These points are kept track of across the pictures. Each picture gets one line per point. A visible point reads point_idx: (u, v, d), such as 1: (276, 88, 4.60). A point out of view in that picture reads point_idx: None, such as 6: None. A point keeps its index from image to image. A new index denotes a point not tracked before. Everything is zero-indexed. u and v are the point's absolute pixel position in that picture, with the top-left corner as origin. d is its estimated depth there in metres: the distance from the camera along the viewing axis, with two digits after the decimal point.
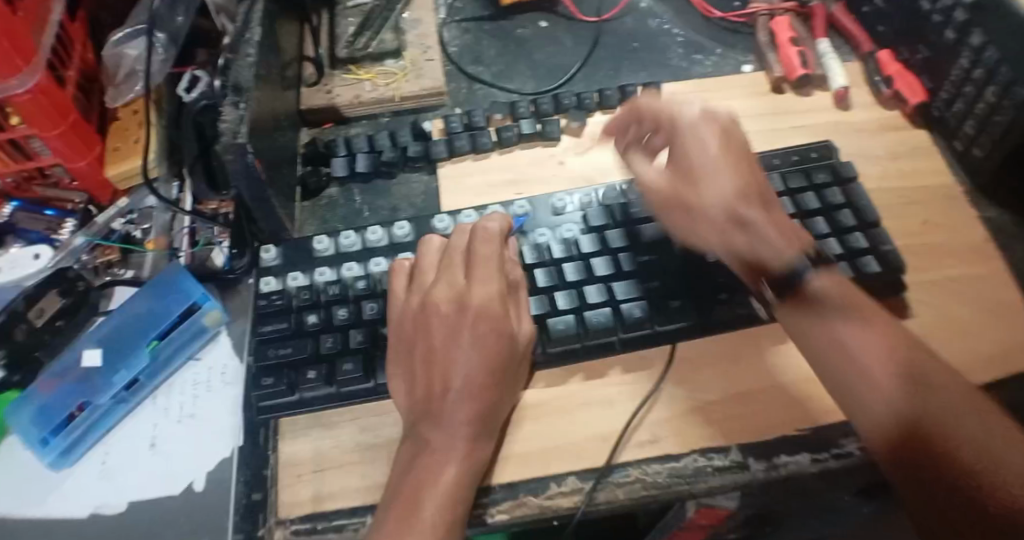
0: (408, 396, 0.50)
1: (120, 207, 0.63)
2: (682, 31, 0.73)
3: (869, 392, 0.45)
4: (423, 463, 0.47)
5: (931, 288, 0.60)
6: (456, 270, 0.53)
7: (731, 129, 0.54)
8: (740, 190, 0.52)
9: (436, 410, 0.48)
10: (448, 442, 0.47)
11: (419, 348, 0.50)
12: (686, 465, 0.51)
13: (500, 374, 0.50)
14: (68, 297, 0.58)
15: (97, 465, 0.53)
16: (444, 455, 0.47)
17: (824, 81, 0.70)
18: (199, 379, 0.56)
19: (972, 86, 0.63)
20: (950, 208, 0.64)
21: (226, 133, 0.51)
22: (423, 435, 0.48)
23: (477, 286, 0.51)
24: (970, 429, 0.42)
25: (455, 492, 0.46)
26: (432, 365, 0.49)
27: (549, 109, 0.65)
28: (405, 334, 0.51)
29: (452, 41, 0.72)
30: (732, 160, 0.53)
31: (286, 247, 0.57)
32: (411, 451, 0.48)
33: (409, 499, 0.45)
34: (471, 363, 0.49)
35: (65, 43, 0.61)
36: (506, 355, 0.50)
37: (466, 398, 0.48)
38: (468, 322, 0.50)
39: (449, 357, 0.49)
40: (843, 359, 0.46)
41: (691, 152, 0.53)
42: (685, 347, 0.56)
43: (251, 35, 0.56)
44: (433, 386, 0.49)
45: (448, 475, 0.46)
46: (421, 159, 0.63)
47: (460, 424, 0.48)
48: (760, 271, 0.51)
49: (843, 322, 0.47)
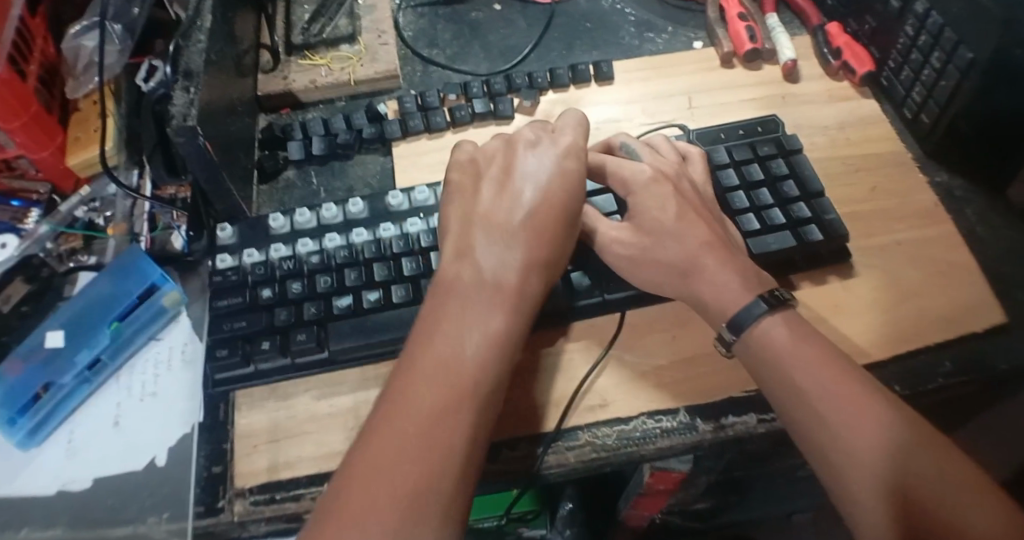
0: (462, 231, 0.51)
1: (83, 195, 0.65)
2: (634, 10, 0.75)
3: (841, 452, 0.45)
4: (483, 291, 0.47)
5: (880, 252, 0.60)
6: (545, 128, 0.56)
7: (682, 188, 0.55)
8: (701, 245, 0.52)
9: (490, 242, 0.50)
10: (495, 271, 0.48)
11: (489, 189, 0.53)
12: (635, 428, 0.52)
13: (563, 222, 0.51)
14: (32, 284, 0.61)
15: (63, 445, 0.55)
16: (495, 299, 0.47)
17: (774, 55, 0.71)
18: (160, 357, 0.58)
19: (918, 53, 0.65)
20: (900, 175, 0.64)
21: (175, 116, 0.52)
22: (472, 261, 0.49)
23: (560, 137, 0.55)
24: (944, 480, 0.43)
25: (500, 336, 0.45)
26: (500, 194, 0.52)
27: (501, 89, 0.67)
28: (473, 182, 0.54)
29: (408, 26, 0.73)
30: (690, 215, 0.53)
31: (242, 226, 0.58)
32: (453, 283, 0.48)
33: (449, 338, 0.44)
34: (539, 195, 0.52)
35: (26, 38, 0.62)
36: (575, 211, 0.52)
37: (525, 235, 0.50)
38: (550, 161, 0.53)
39: (517, 195, 0.52)
40: (807, 397, 0.46)
41: (649, 209, 0.54)
42: (634, 314, 0.57)
43: (201, 22, 0.58)
44: (495, 219, 0.51)
45: (498, 316, 0.46)
46: (376, 141, 0.65)
47: (519, 260, 0.49)
48: (721, 316, 0.51)
49: (802, 369, 0.47)
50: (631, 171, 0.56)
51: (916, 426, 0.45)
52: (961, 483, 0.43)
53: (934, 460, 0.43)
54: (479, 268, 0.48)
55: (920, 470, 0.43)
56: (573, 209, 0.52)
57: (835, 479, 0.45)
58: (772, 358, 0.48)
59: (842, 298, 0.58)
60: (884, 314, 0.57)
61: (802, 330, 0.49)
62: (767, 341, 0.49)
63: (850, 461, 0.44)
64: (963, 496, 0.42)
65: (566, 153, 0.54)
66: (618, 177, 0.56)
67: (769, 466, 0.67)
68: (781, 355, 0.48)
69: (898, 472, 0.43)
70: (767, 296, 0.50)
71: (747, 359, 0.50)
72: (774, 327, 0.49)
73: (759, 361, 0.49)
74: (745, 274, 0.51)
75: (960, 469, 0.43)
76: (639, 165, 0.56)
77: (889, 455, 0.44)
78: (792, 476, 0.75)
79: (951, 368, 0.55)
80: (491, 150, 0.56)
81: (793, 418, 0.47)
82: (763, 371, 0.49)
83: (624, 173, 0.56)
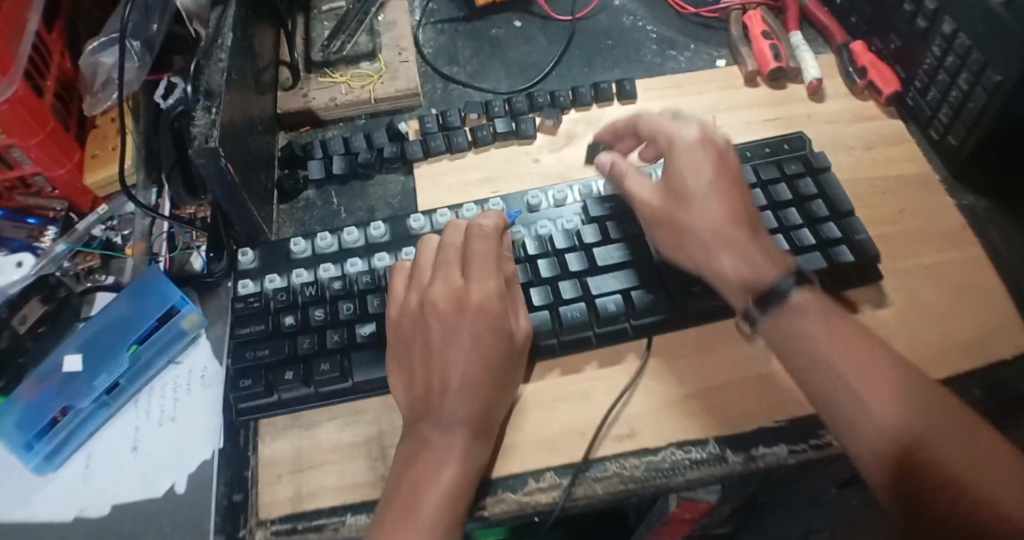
0: (406, 392, 0.51)
1: (101, 213, 0.64)
2: (654, 27, 0.74)
3: (868, 424, 0.45)
4: (430, 446, 0.49)
5: (907, 276, 0.59)
6: (453, 269, 0.53)
7: (726, 155, 0.55)
8: (730, 217, 0.53)
9: (435, 407, 0.50)
10: (446, 437, 0.49)
11: (417, 348, 0.52)
12: (663, 459, 0.51)
13: (497, 370, 0.51)
14: (49, 304, 0.59)
15: (81, 469, 0.54)
16: (443, 456, 0.48)
17: (798, 74, 0.70)
18: (179, 381, 0.57)
19: (945, 74, 0.64)
20: (925, 196, 0.63)
21: (198, 137, 0.52)
22: (430, 419, 0.50)
23: (475, 285, 0.52)
24: (971, 459, 0.43)
25: (455, 490, 0.48)
26: (428, 357, 0.51)
27: (523, 108, 0.66)
28: (403, 334, 0.52)
29: (428, 42, 0.73)
30: (724, 185, 0.54)
31: (263, 250, 0.59)
32: (416, 439, 0.50)
33: (409, 495, 0.47)
34: (466, 356, 0.50)
35: (43, 53, 0.61)
36: (504, 355, 0.51)
37: (466, 390, 0.50)
38: (472, 317, 0.51)
39: (447, 356, 0.51)
40: (832, 371, 0.48)
41: (686, 173, 0.54)
42: (660, 339, 0.56)
43: (223, 39, 0.58)
44: (432, 383, 0.50)
45: (449, 472, 0.48)
46: (397, 160, 0.64)
47: (467, 417, 0.49)
48: (746, 290, 0.52)
49: (826, 339, 0.48)
50: (682, 131, 0.56)
51: (940, 399, 0.45)
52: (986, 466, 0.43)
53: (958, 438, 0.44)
54: (431, 431, 0.49)
55: (946, 434, 0.44)
56: (506, 357, 0.51)
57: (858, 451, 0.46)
58: (800, 328, 0.49)
59: (870, 323, 0.57)
60: (911, 338, 0.56)
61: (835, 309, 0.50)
62: (793, 314, 0.50)
63: (874, 431, 0.45)
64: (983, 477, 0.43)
65: (488, 306, 0.51)
66: (666, 136, 0.56)
67: (790, 492, 0.66)
68: (811, 328, 0.49)
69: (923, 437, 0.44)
70: (795, 274, 0.51)
71: (770, 329, 0.51)
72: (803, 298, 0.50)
73: (783, 334, 0.50)
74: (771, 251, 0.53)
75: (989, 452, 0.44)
76: (690, 127, 0.56)
77: (909, 429, 0.44)
78: (813, 500, 0.74)
79: (979, 395, 0.54)
80: (407, 306, 0.53)
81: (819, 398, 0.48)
82: (786, 347, 0.50)
83: (673, 133, 0.56)
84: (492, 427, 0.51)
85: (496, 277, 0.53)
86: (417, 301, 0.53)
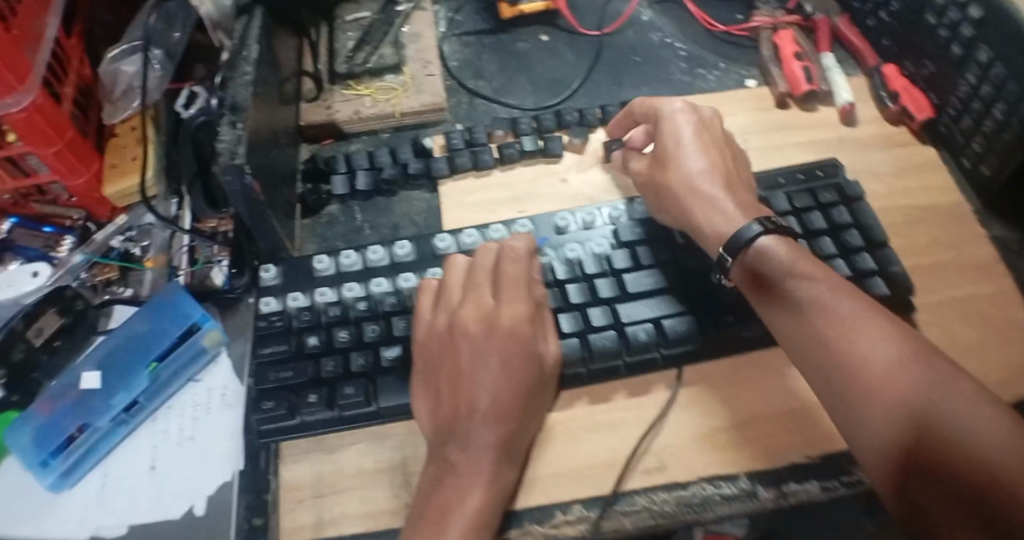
0: (432, 414, 0.50)
1: (120, 224, 0.63)
2: (683, 45, 0.73)
3: (856, 390, 0.44)
4: (454, 469, 0.48)
5: (937, 309, 0.58)
6: (483, 290, 0.53)
7: (709, 126, 0.60)
8: (706, 170, 0.57)
9: (461, 431, 0.48)
10: (472, 463, 0.48)
11: (444, 370, 0.50)
12: (694, 494, 0.51)
13: (526, 395, 0.50)
14: (66, 316, 0.58)
15: (97, 488, 0.53)
16: (469, 480, 0.47)
17: (829, 97, 0.69)
18: (199, 400, 0.56)
19: (980, 103, 0.63)
20: (955, 226, 0.62)
21: (223, 153, 0.50)
22: (455, 439, 0.48)
23: (505, 307, 0.51)
24: (963, 420, 0.40)
25: (481, 518, 0.46)
26: (456, 380, 0.50)
27: (551, 125, 0.65)
28: (431, 356, 0.51)
29: (452, 55, 0.72)
30: (703, 145, 0.58)
31: (285, 267, 0.58)
32: (438, 461, 0.48)
33: (434, 518, 0.46)
34: (496, 378, 0.49)
35: (63, 60, 0.60)
36: (534, 379, 0.50)
37: (494, 415, 0.49)
38: (501, 340, 0.50)
39: (474, 380, 0.50)
40: (818, 346, 0.46)
41: (667, 140, 0.59)
42: (690, 370, 0.55)
43: (248, 52, 0.56)
44: (459, 406, 0.49)
45: (475, 498, 0.47)
46: (422, 177, 0.63)
47: (495, 443, 0.48)
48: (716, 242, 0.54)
49: (802, 295, 0.48)
50: (664, 102, 0.60)
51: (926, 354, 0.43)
52: (985, 432, 0.39)
53: (950, 404, 0.40)
54: (456, 455, 0.48)
55: (933, 392, 0.41)
56: (536, 382, 0.50)
57: (849, 420, 0.44)
58: (783, 304, 0.49)
59: None
60: None
61: (824, 275, 0.49)
62: (771, 266, 0.50)
63: (858, 395, 0.44)
64: (980, 444, 0.39)
65: (518, 329, 0.51)
66: (651, 108, 0.61)
67: None
68: (793, 300, 0.48)
69: (911, 397, 0.42)
70: (761, 220, 0.52)
71: (744, 280, 0.52)
72: (781, 257, 0.50)
73: (766, 292, 0.50)
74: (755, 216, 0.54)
75: (993, 418, 0.39)
76: (672, 100, 0.60)
77: (897, 405, 0.42)
78: None
79: None
80: (435, 328, 0.52)
81: (807, 364, 0.47)
82: (770, 308, 0.50)
83: (655, 103, 0.60)
84: (517, 454, 0.50)
85: (526, 301, 0.52)
86: (445, 323, 0.52)
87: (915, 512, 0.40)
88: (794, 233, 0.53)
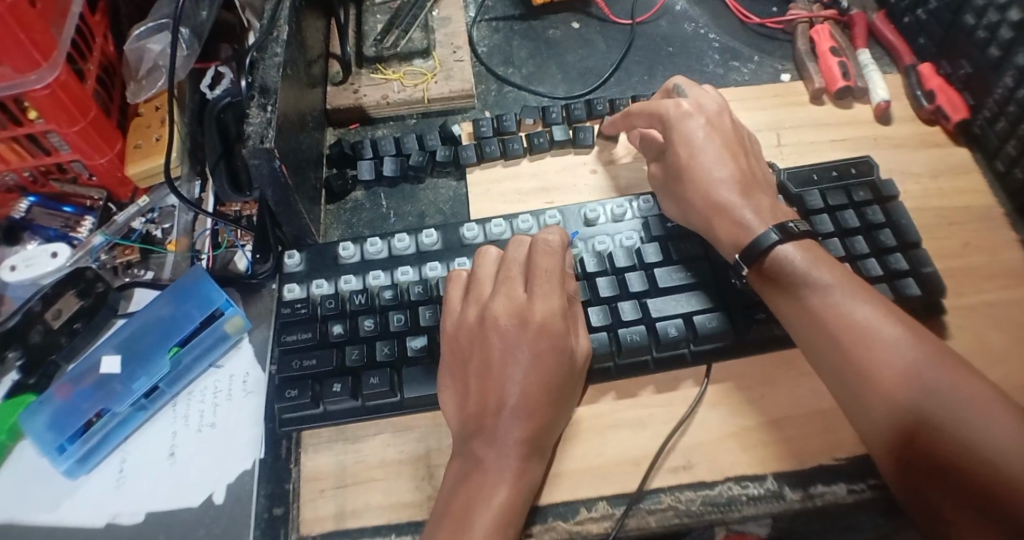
0: (459, 410, 0.49)
1: (141, 205, 0.62)
2: (718, 37, 0.72)
3: (871, 388, 0.45)
4: (480, 465, 0.47)
5: (973, 314, 0.56)
6: (515, 283, 0.51)
7: (718, 121, 0.57)
8: (726, 180, 0.54)
9: (490, 427, 0.47)
10: (499, 461, 0.47)
11: (472, 365, 0.49)
12: (720, 494, 0.50)
13: (557, 391, 0.49)
14: (85, 299, 0.57)
15: (114, 473, 0.52)
16: (495, 477, 0.46)
17: (865, 94, 0.67)
18: (220, 387, 0.56)
19: (1017, 106, 0.61)
20: (990, 230, 0.60)
21: (252, 137, 0.49)
22: (483, 435, 0.47)
23: (538, 301, 0.49)
24: (978, 424, 0.41)
25: (508, 515, 0.46)
26: (485, 376, 0.49)
27: (581, 115, 0.64)
28: (460, 350, 0.50)
29: (481, 41, 0.71)
30: (719, 149, 0.56)
31: (310, 253, 0.57)
32: (463, 456, 0.48)
33: (459, 516, 0.45)
34: (527, 376, 0.48)
35: (87, 36, 0.59)
36: (562, 375, 0.49)
37: (524, 413, 0.47)
38: (533, 336, 0.49)
39: (505, 374, 0.48)
40: (831, 347, 0.47)
41: (679, 145, 0.56)
42: (719, 368, 0.54)
43: (278, 33, 0.55)
44: (485, 402, 0.48)
45: (503, 495, 0.46)
46: (450, 164, 0.62)
47: (523, 440, 0.47)
48: (735, 236, 0.53)
49: (816, 291, 0.48)
50: (669, 105, 0.58)
51: (940, 354, 0.45)
52: (993, 436, 0.41)
53: (963, 410, 0.42)
54: (484, 452, 0.47)
55: (949, 393, 0.43)
56: (569, 379, 0.49)
57: (861, 412, 0.46)
58: (795, 301, 0.49)
59: None
60: None
61: (834, 268, 0.49)
62: (782, 259, 0.50)
63: (869, 390, 0.45)
64: (989, 447, 0.41)
65: (552, 325, 0.49)
66: (656, 114, 0.58)
67: None
68: (805, 299, 0.48)
69: (920, 395, 0.43)
70: (778, 226, 0.51)
71: (756, 276, 0.51)
72: (791, 253, 0.50)
73: (778, 284, 0.50)
74: (775, 212, 0.53)
75: (1002, 420, 0.41)
76: (676, 101, 0.58)
77: (909, 404, 0.44)
78: None
79: None
80: (465, 322, 0.51)
81: (820, 357, 0.48)
82: (782, 302, 0.50)
83: (660, 108, 0.58)
84: (544, 451, 0.49)
85: (560, 296, 0.50)
86: (474, 317, 0.50)
87: (927, 512, 0.42)
88: (813, 233, 0.51)
